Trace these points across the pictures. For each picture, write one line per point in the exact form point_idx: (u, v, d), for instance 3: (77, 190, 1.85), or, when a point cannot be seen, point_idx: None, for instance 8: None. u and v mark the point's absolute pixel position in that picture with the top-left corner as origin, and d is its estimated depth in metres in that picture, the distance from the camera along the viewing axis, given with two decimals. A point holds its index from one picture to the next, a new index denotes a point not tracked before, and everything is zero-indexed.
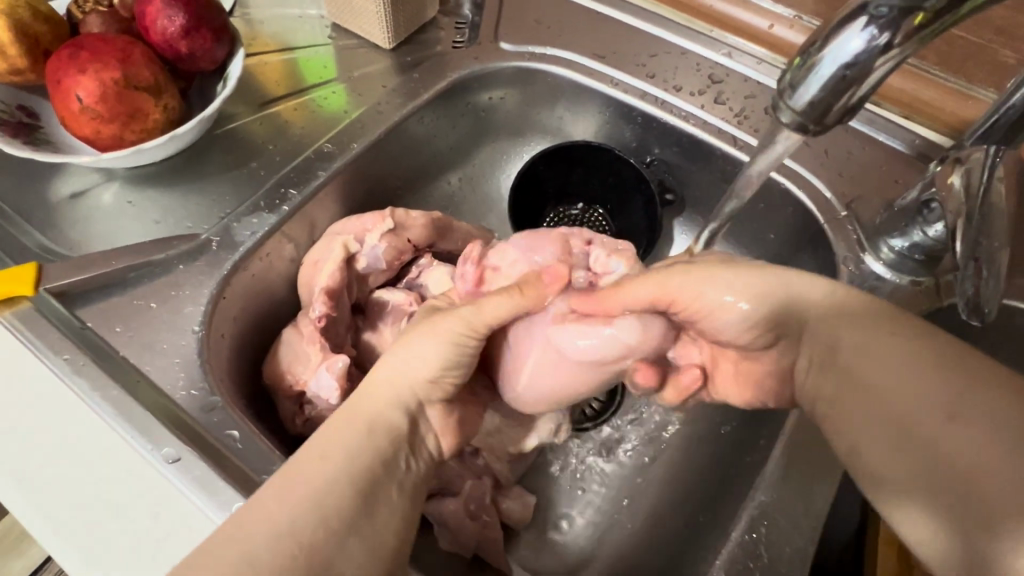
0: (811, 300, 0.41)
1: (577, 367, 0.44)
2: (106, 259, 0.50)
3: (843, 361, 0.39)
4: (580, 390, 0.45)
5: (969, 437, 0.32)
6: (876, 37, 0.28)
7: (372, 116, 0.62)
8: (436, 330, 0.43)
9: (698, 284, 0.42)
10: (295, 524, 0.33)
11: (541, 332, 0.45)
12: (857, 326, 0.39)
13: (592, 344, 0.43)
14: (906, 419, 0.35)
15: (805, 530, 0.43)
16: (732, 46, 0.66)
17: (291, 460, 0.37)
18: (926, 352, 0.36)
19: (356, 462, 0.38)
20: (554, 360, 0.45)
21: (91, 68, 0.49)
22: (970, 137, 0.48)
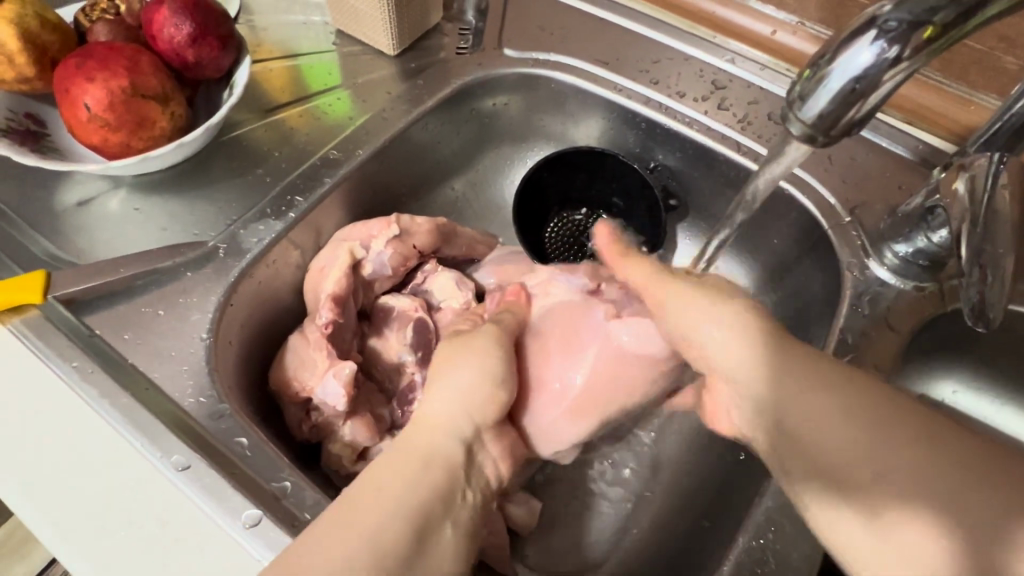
0: (735, 340, 0.39)
1: (624, 362, 0.47)
2: (114, 267, 0.50)
3: (784, 404, 0.37)
4: (624, 395, 0.48)
5: (929, 458, 0.33)
6: (885, 50, 0.28)
7: (377, 123, 0.62)
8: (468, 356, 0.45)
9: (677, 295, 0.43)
10: (352, 564, 0.33)
11: (591, 334, 0.49)
12: (781, 372, 0.38)
13: (638, 337, 0.47)
14: (856, 468, 0.34)
15: (811, 537, 0.43)
16: (734, 52, 0.66)
17: (348, 495, 0.37)
18: (850, 391, 0.36)
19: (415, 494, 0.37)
20: (602, 360, 0.48)
21: (99, 76, 0.49)
22: (972, 144, 0.48)
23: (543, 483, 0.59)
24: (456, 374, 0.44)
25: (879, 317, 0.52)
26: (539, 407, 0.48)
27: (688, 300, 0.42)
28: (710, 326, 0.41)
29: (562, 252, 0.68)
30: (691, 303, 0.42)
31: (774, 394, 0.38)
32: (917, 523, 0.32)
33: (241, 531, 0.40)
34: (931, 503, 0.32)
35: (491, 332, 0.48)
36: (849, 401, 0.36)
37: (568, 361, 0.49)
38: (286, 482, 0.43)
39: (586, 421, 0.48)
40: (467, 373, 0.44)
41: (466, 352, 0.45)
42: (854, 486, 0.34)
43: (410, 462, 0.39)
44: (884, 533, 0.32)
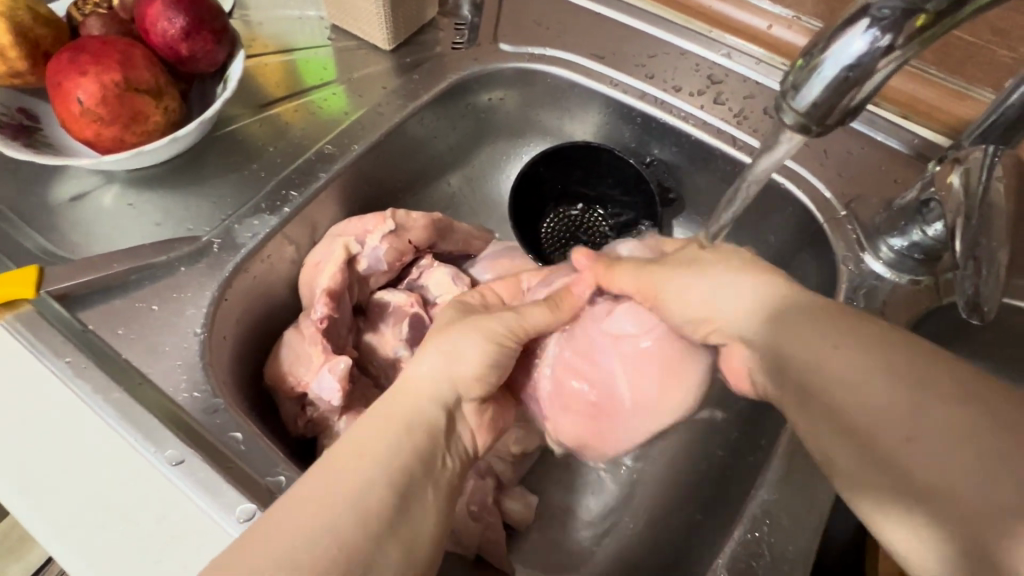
0: (736, 305, 0.41)
1: (645, 349, 0.47)
2: (107, 262, 0.50)
3: (793, 365, 0.37)
4: (680, 383, 0.46)
5: (957, 420, 0.31)
6: (878, 39, 0.28)
7: (372, 117, 0.62)
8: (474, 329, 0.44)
9: (666, 279, 0.44)
10: (336, 524, 0.33)
11: (596, 337, 0.48)
12: (800, 329, 0.38)
13: (638, 321, 0.47)
14: (875, 423, 0.33)
15: (807, 530, 0.43)
16: (730, 46, 0.66)
17: (326, 458, 0.37)
18: (878, 351, 0.35)
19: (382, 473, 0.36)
20: (627, 359, 0.47)
21: (91, 70, 0.49)
22: (968, 138, 0.48)
23: (540, 476, 0.59)
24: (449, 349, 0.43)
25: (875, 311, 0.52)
26: (598, 429, 0.48)
27: (680, 275, 0.43)
28: (718, 296, 0.42)
29: (558, 247, 0.68)
30: (675, 281, 0.43)
31: (784, 354, 0.38)
32: (932, 486, 0.31)
33: (237, 526, 0.40)
34: (949, 464, 0.31)
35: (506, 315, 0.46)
36: (871, 360, 0.35)
37: (596, 373, 0.48)
38: (281, 476, 0.43)
39: (650, 415, 0.47)
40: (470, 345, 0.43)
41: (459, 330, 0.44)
42: (870, 444, 0.33)
43: (383, 436, 0.38)
44: (899, 492, 0.32)
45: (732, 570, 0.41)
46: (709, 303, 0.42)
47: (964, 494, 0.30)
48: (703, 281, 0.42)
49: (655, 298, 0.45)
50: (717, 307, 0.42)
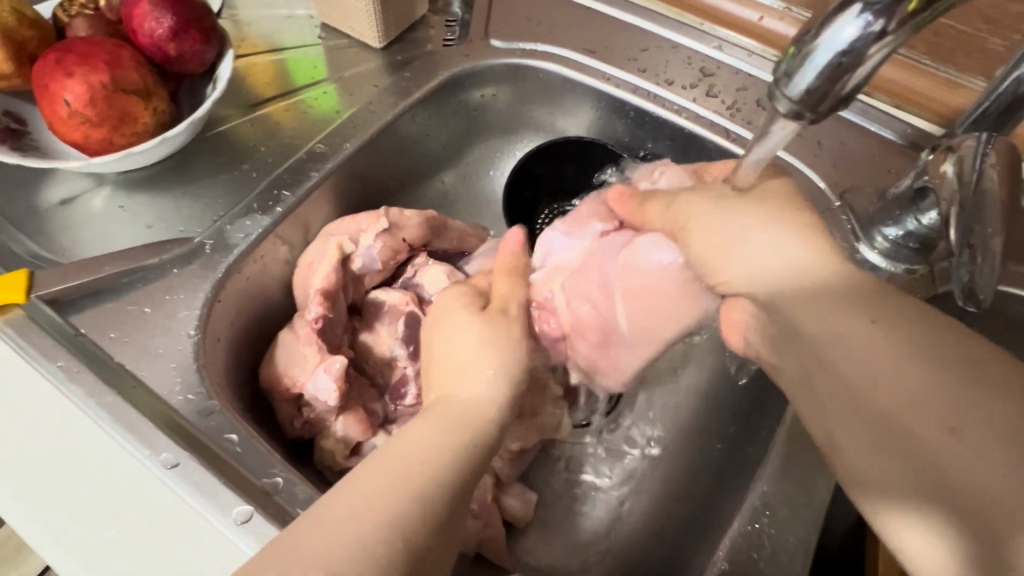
0: (771, 260, 0.39)
1: (657, 284, 0.48)
2: (98, 264, 0.50)
3: (811, 338, 0.36)
4: (674, 320, 0.48)
5: (984, 424, 0.29)
6: (870, 24, 0.28)
7: (364, 116, 0.62)
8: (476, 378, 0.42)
9: (709, 221, 0.41)
10: (401, 532, 0.32)
11: (609, 266, 0.51)
12: (825, 301, 0.36)
13: (655, 257, 0.48)
14: (897, 412, 0.32)
15: (807, 521, 0.43)
16: (722, 39, 0.66)
17: (377, 470, 0.35)
18: (912, 337, 0.33)
19: (440, 466, 0.36)
20: (633, 290, 0.49)
21: (78, 72, 0.48)
22: (962, 125, 0.48)
23: (539, 474, 0.58)
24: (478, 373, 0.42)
25: None
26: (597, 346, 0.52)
27: (716, 213, 0.41)
28: (751, 244, 0.39)
29: None
30: (705, 214, 0.42)
31: (801, 325, 0.36)
32: (953, 476, 0.30)
33: (234, 529, 0.40)
34: (979, 465, 0.29)
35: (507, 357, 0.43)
36: (899, 341, 0.33)
37: (601, 300, 0.51)
38: (278, 478, 0.43)
39: (648, 346, 0.50)
40: (466, 392, 0.41)
41: (463, 378, 0.42)
42: (890, 432, 0.32)
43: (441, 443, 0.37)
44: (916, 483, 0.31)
45: (732, 562, 0.41)
46: (740, 249, 0.40)
47: (990, 486, 0.29)
48: (732, 222, 0.40)
49: (683, 233, 0.43)
50: (734, 255, 0.40)
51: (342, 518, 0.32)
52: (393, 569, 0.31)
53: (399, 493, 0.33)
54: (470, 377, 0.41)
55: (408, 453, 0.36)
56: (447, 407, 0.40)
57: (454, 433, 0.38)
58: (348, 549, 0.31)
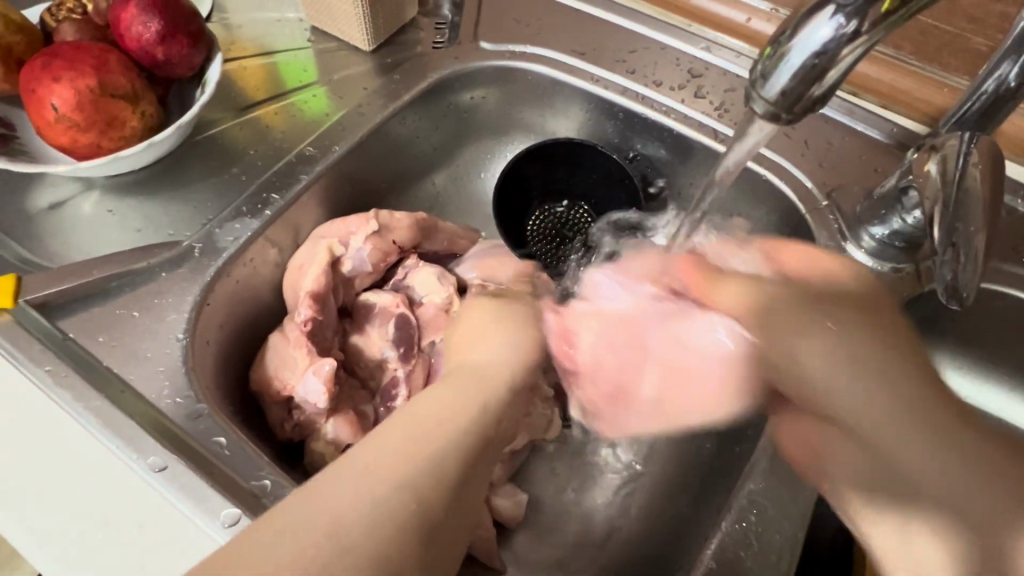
0: (806, 357, 0.34)
1: (699, 371, 0.40)
2: (87, 268, 0.50)
3: (785, 371, 0.35)
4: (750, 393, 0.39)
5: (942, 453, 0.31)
6: (843, 25, 0.28)
7: (353, 118, 0.62)
8: (497, 345, 0.43)
9: (779, 322, 0.35)
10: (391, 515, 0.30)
11: (652, 335, 0.43)
12: (802, 333, 0.34)
13: (710, 338, 0.40)
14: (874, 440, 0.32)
15: (794, 519, 0.43)
16: (710, 40, 0.66)
17: (374, 449, 0.33)
18: (880, 363, 0.32)
19: (441, 444, 0.34)
20: (669, 366, 0.42)
21: (65, 76, 0.48)
22: (947, 124, 0.48)
23: (529, 474, 0.59)
24: (499, 342, 0.43)
25: None
26: (607, 400, 0.44)
27: (788, 314, 0.35)
28: (812, 346, 0.34)
29: (545, 245, 0.68)
30: (791, 316, 0.35)
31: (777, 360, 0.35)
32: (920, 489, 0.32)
33: (221, 532, 0.40)
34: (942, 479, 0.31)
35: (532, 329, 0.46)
36: (877, 374, 0.32)
37: (630, 354, 0.43)
38: (266, 480, 0.43)
39: (663, 424, 0.42)
40: (488, 353, 0.42)
41: (490, 345, 0.43)
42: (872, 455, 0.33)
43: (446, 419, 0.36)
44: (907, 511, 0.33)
45: (719, 561, 0.41)
46: (792, 349, 0.34)
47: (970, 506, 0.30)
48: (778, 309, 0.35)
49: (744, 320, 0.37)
50: (792, 349, 0.34)
51: (335, 492, 0.31)
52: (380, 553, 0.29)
53: (395, 469, 0.32)
54: (479, 350, 0.43)
55: (408, 428, 0.35)
56: (457, 378, 0.40)
57: (457, 410, 0.37)
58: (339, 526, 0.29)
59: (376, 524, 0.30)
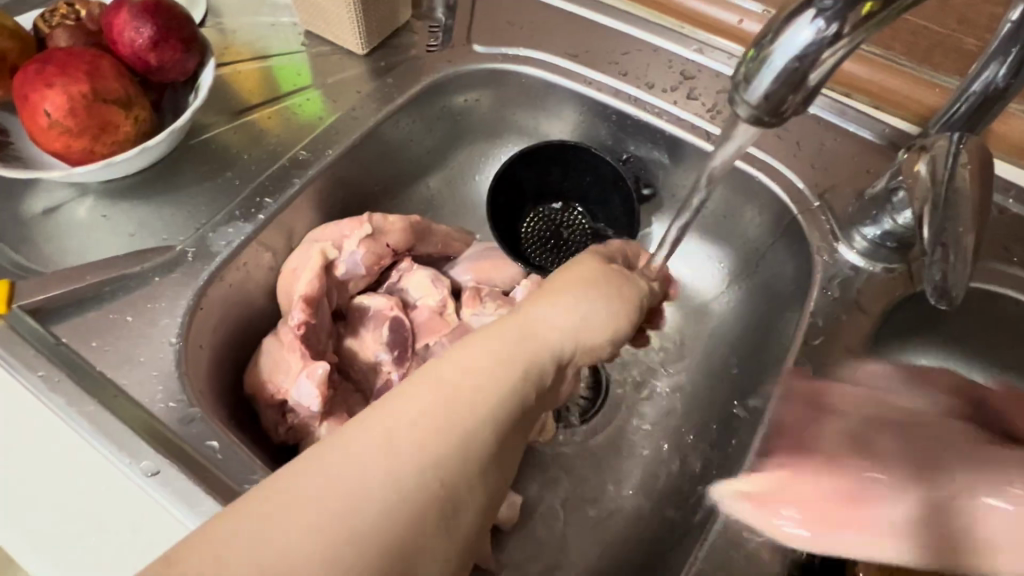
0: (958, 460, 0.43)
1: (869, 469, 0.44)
2: (80, 273, 0.50)
3: None
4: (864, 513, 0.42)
5: None
6: (824, 28, 0.29)
7: (347, 122, 0.62)
8: (563, 314, 0.42)
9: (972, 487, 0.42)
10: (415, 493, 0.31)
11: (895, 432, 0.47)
12: None
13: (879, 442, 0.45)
14: None
15: (784, 519, 0.43)
16: (702, 42, 0.66)
17: (412, 419, 0.34)
18: None
19: (475, 414, 0.35)
20: (854, 502, 0.42)
21: (57, 82, 0.49)
22: (937, 125, 0.48)
23: (524, 476, 0.59)
24: (569, 309, 0.42)
25: (849, 300, 0.53)
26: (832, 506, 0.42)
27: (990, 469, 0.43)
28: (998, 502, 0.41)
29: (539, 247, 0.69)
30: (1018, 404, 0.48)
31: None
32: None
33: None
34: None
35: (610, 295, 0.44)
36: None
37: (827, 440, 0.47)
38: (258, 483, 0.43)
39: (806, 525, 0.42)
40: (558, 321, 0.41)
41: (564, 306, 0.42)
42: None
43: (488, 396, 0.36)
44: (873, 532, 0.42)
45: None
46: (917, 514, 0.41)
47: None
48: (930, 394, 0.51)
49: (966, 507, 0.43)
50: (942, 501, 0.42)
51: (363, 455, 0.32)
52: (405, 533, 0.30)
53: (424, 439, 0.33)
54: (551, 305, 0.42)
55: (443, 391, 0.35)
56: (512, 330, 0.40)
57: (498, 376, 0.37)
58: (361, 494, 0.30)
59: (402, 499, 0.31)
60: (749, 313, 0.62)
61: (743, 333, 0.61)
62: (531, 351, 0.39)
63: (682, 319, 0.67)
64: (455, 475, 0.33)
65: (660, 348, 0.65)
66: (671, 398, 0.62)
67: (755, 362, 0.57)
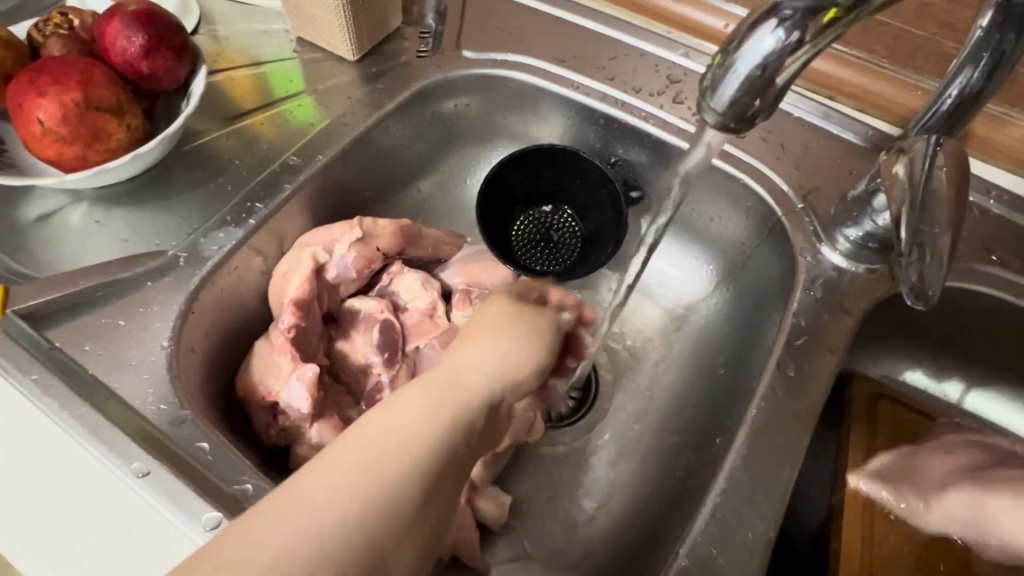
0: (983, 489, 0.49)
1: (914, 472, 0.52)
2: (73, 279, 0.51)
3: None
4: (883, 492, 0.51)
5: None
6: (786, 38, 0.30)
7: (338, 128, 0.63)
8: (483, 350, 0.42)
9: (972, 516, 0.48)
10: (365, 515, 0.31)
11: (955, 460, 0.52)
12: None
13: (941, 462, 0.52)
14: None
15: (766, 516, 0.44)
16: (688, 46, 0.67)
17: (360, 448, 0.33)
18: None
19: (414, 451, 0.34)
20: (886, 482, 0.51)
21: (51, 91, 0.49)
22: (913, 129, 0.49)
23: (513, 477, 0.59)
24: (490, 345, 0.43)
25: (832, 301, 0.53)
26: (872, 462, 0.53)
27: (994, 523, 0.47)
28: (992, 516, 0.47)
29: (529, 249, 0.70)
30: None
31: None
32: None
33: (202, 535, 0.41)
34: None
35: (524, 334, 0.45)
36: None
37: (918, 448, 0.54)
38: (248, 484, 0.44)
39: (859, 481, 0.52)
40: (480, 355, 0.42)
41: (480, 344, 0.43)
42: None
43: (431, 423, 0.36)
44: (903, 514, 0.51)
45: (692, 560, 0.42)
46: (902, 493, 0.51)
47: None
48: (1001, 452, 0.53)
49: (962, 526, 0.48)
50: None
51: (307, 506, 0.30)
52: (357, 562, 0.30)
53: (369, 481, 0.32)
54: (475, 347, 0.42)
55: (378, 432, 0.34)
56: (440, 375, 0.39)
57: (432, 414, 0.36)
58: (305, 544, 0.29)
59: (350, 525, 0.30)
60: (736, 314, 0.63)
61: (730, 333, 0.62)
62: (460, 384, 0.39)
63: (670, 320, 0.67)
64: (401, 515, 0.32)
65: (648, 349, 0.66)
66: (659, 398, 0.63)
67: (741, 362, 0.58)
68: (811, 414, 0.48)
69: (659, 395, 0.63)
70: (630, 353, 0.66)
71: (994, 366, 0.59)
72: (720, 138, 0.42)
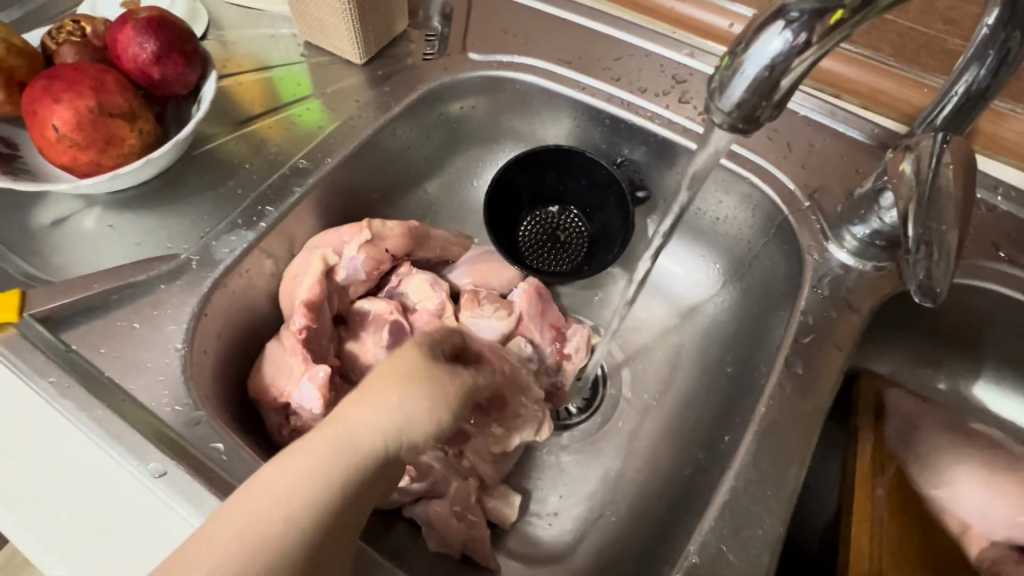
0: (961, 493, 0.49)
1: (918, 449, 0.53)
2: (88, 283, 0.51)
3: None
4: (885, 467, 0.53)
5: None
6: (793, 39, 0.31)
7: (346, 131, 0.64)
8: (374, 409, 0.39)
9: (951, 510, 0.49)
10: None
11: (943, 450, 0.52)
12: None
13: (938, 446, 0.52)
14: None
15: (775, 513, 0.44)
16: (694, 46, 0.68)
17: (247, 513, 0.34)
18: None
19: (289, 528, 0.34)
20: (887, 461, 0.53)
21: (65, 97, 0.50)
22: (920, 126, 0.49)
23: (523, 476, 0.60)
24: (383, 404, 0.39)
25: (839, 299, 0.54)
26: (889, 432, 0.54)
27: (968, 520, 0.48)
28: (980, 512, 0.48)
29: (536, 250, 0.70)
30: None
31: None
32: None
33: None
34: None
35: (429, 387, 0.40)
36: None
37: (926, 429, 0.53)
38: None
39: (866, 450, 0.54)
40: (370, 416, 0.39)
41: (373, 403, 0.39)
42: None
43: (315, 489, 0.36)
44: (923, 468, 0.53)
45: (702, 556, 0.43)
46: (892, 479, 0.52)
47: None
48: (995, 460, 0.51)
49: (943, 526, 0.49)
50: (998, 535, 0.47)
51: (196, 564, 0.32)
52: None
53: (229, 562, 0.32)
54: (365, 406, 0.39)
55: (266, 498, 0.35)
56: (328, 443, 0.37)
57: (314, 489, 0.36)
58: None
59: None
60: (743, 313, 0.63)
61: (736, 333, 0.62)
62: (340, 452, 0.37)
63: (676, 319, 0.68)
64: None
65: (655, 348, 0.66)
66: (666, 396, 0.64)
67: (748, 361, 0.58)
68: (820, 412, 0.49)
69: (665, 393, 0.64)
70: (637, 352, 0.67)
71: (1001, 362, 0.59)
72: (728, 138, 0.42)
